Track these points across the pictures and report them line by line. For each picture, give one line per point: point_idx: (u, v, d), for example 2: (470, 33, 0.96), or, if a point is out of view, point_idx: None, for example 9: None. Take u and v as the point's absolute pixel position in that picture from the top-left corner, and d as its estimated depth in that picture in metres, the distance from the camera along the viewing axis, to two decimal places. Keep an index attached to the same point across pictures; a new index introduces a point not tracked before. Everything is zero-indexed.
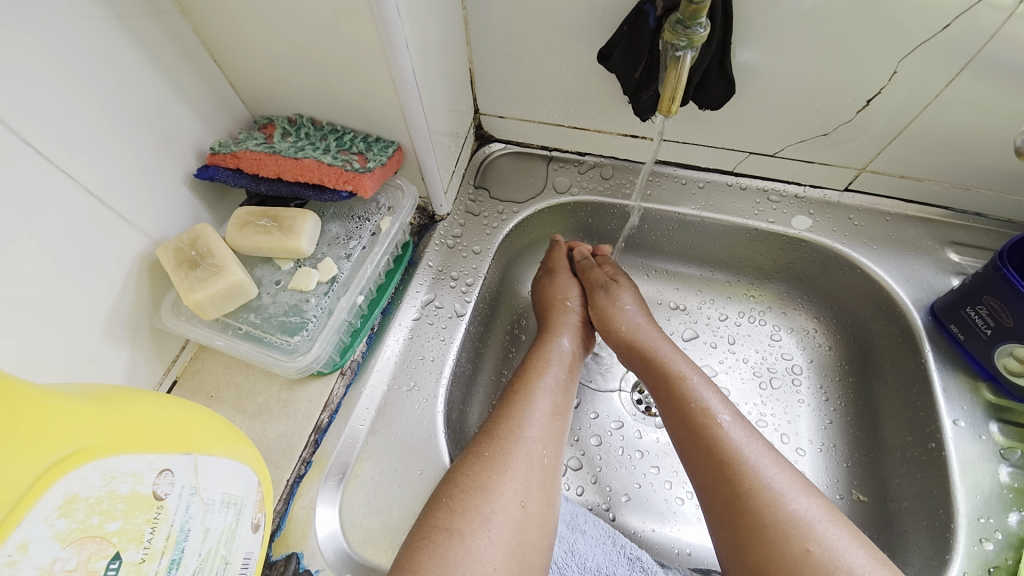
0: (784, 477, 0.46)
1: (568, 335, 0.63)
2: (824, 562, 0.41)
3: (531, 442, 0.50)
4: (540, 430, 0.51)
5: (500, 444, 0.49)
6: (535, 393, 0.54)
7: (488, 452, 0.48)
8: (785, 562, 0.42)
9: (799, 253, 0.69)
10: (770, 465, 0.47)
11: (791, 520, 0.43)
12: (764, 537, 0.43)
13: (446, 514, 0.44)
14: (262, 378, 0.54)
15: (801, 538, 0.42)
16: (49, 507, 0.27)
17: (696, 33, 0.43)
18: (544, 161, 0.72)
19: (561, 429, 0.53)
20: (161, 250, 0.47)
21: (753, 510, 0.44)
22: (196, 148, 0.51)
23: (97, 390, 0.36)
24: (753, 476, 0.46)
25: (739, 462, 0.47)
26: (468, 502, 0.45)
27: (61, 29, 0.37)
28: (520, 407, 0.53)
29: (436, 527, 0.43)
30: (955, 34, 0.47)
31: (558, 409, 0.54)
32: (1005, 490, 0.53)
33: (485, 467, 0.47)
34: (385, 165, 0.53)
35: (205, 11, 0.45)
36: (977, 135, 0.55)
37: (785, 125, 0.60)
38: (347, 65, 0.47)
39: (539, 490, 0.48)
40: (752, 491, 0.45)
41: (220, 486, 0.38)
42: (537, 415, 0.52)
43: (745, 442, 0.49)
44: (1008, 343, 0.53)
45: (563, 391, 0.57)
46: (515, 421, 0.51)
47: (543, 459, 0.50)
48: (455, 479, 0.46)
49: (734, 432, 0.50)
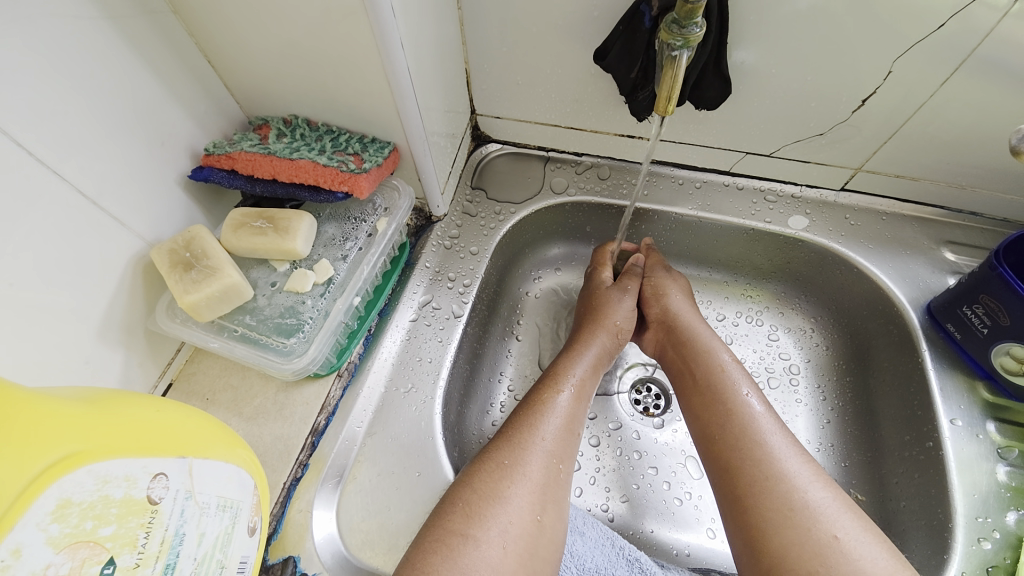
0: (809, 468, 0.46)
1: (597, 350, 0.61)
2: (847, 550, 0.41)
3: (545, 453, 0.49)
4: (554, 441, 0.51)
5: (519, 451, 0.49)
6: (555, 402, 0.54)
7: (507, 460, 0.48)
8: (807, 546, 0.42)
9: (797, 253, 0.69)
10: (796, 454, 0.47)
11: (814, 507, 0.43)
12: (787, 524, 0.43)
13: (461, 519, 0.44)
14: (259, 380, 0.54)
15: (827, 524, 0.42)
16: (42, 511, 0.26)
17: (692, 33, 0.43)
18: (541, 161, 0.72)
19: (573, 447, 0.52)
20: (155, 252, 0.47)
21: (779, 493, 0.45)
22: (190, 149, 0.51)
23: (89, 393, 0.35)
24: (780, 463, 0.46)
25: (768, 447, 0.47)
26: (485, 509, 0.44)
27: (52, 29, 0.37)
28: (541, 414, 0.52)
29: (450, 531, 0.43)
30: (950, 33, 0.47)
31: (571, 424, 0.53)
32: (1002, 489, 0.53)
33: (503, 475, 0.47)
34: (381, 165, 0.53)
35: (197, 11, 0.44)
36: (972, 134, 0.55)
37: (780, 125, 0.60)
38: (342, 65, 0.46)
39: (551, 504, 0.47)
40: (779, 475, 0.45)
41: (216, 489, 0.37)
42: (554, 427, 0.51)
43: (774, 429, 0.49)
44: (1005, 341, 0.53)
45: (583, 404, 0.56)
46: (533, 428, 0.51)
47: (558, 471, 0.49)
48: (472, 484, 0.46)
49: (767, 419, 0.50)
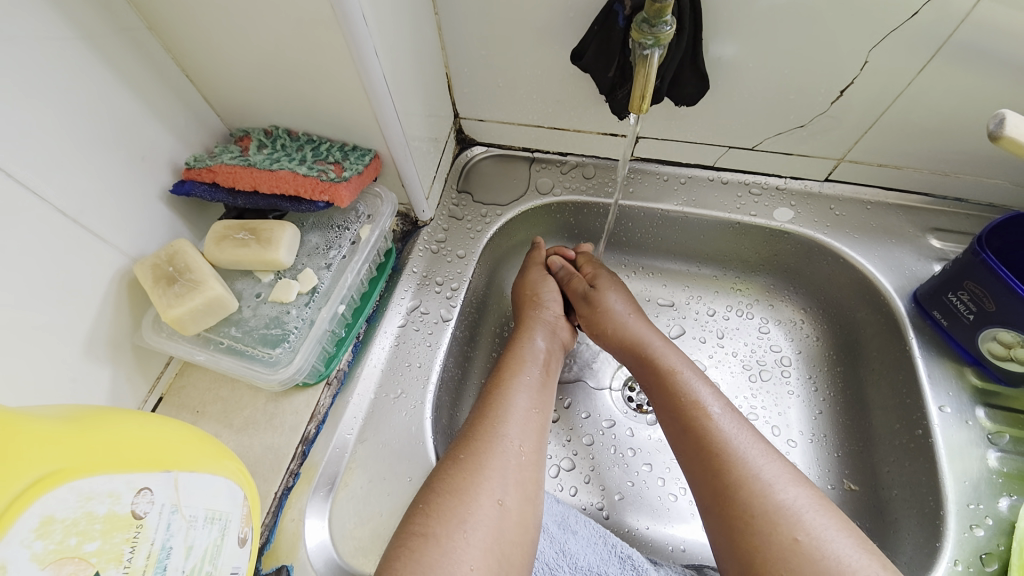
0: (775, 468, 0.46)
1: (542, 333, 0.62)
2: (812, 551, 0.41)
3: (509, 442, 0.49)
4: (518, 431, 0.51)
5: (478, 448, 0.49)
6: (511, 397, 0.53)
7: (463, 455, 0.48)
8: (772, 550, 0.42)
9: (783, 245, 0.69)
10: (761, 455, 0.47)
11: (778, 509, 0.43)
12: (751, 528, 0.43)
13: (422, 518, 0.44)
14: (248, 392, 0.54)
15: (789, 527, 0.42)
16: (25, 528, 0.26)
17: (662, 32, 0.43)
18: (526, 162, 0.72)
19: (539, 428, 0.53)
20: (138, 267, 0.47)
21: (742, 500, 0.44)
22: (171, 164, 0.51)
23: (72, 412, 0.36)
24: (743, 467, 0.46)
25: (728, 452, 0.47)
26: (442, 504, 0.45)
27: (25, 50, 0.37)
28: (497, 411, 0.52)
29: (413, 533, 0.43)
30: (925, 20, 0.47)
31: (537, 405, 0.54)
32: (993, 475, 0.53)
33: (463, 470, 0.47)
34: (362, 173, 0.53)
35: (173, 26, 0.45)
36: (952, 121, 0.55)
37: (761, 119, 0.60)
38: (319, 75, 0.47)
39: (520, 489, 0.48)
40: (741, 480, 0.45)
41: (204, 502, 0.38)
42: (516, 423, 0.51)
43: (734, 431, 0.49)
44: (991, 327, 0.53)
45: (540, 389, 0.56)
46: (493, 423, 0.51)
47: (523, 456, 0.49)
48: (433, 484, 0.46)
49: (725, 422, 0.50)
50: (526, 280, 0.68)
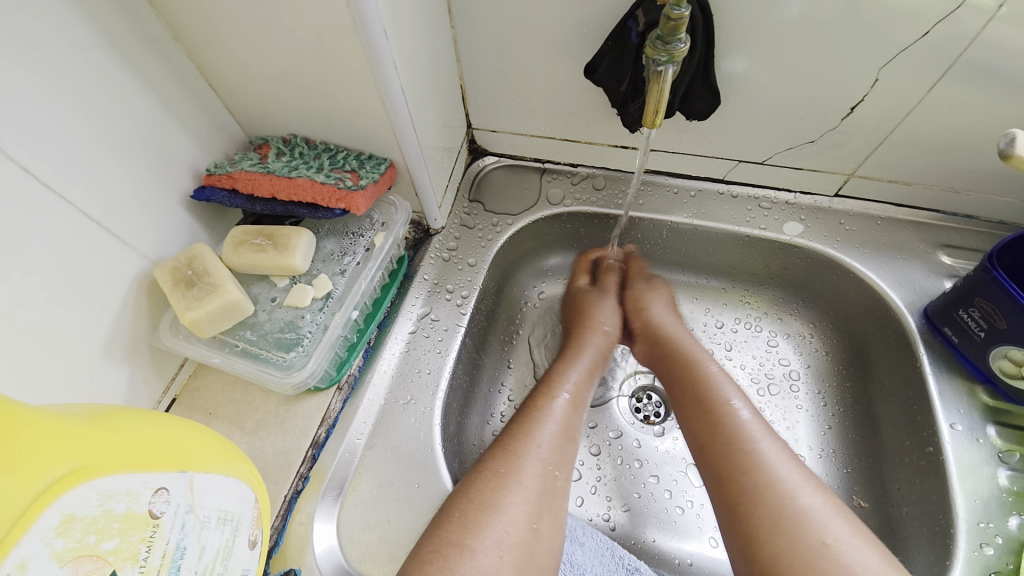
0: (797, 474, 0.46)
1: (590, 354, 0.62)
2: (837, 555, 0.41)
3: (542, 460, 0.50)
4: (551, 449, 0.51)
5: (514, 460, 0.49)
6: (550, 408, 0.54)
7: (502, 470, 0.48)
8: (796, 553, 0.42)
9: (793, 259, 0.70)
10: (784, 460, 0.47)
11: (803, 513, 0.43)
12: (775, 530, 0.43)
13: (458, 529, 0.44)
14: (260, 395, 0.55)
15: (815, 531, 0.42)
16: (46, 526, 0.27)
17: (676, 49, 0.44)
18: (537, 173, 0.73)
19: (571, 452, 0.53)
20: (158, 270, 0.48)
21: (765, 503, 0.45)
22: (192, 170, 0.53)
23: (92, 411, 0.36)
24: (768, 470, 0.46)
25: (755, 454, 0.48)
26: (480, 518, 0.44)
27: (57, 57, 0.38)
28: (537, 423, 0.53)
29: (447, 541, 0.43)
30: (936, 39, 0.47)
31: (569, 430, 0.54)
32: (1004, 494, 0.53)
33: (499, 485, 0.47)
34: (378, 181, 0.54)
35: (197, 37, 0.46)
36: (962, 139, 0.55)
37: (771, 134, 0.61)
38: (337, 86, 0.48)
39: (548, 513, 0.48)
40: (766, 483, 0.46)
41: (217, 503, 0.38)
42: (550, 435, 0.52)
43: (762, 436, 0.49)
44: (1002, 344, 0.53)
45: (579, 409, 0.57)
46: (528, 435, 0.51)
47: (554, 478, 0.50)
48: (467, 494, 0.47)
49: (752, 426, 0.50)
50: (588, 295, 0.69)
